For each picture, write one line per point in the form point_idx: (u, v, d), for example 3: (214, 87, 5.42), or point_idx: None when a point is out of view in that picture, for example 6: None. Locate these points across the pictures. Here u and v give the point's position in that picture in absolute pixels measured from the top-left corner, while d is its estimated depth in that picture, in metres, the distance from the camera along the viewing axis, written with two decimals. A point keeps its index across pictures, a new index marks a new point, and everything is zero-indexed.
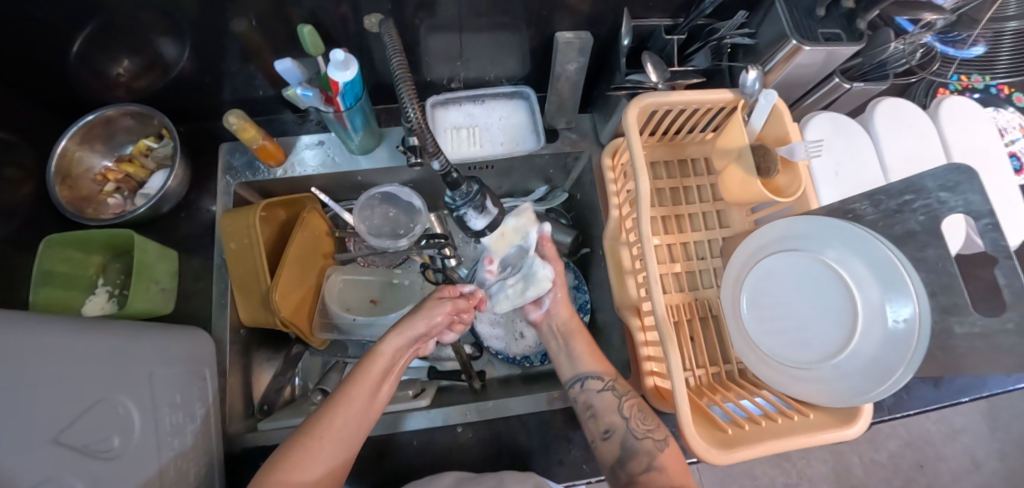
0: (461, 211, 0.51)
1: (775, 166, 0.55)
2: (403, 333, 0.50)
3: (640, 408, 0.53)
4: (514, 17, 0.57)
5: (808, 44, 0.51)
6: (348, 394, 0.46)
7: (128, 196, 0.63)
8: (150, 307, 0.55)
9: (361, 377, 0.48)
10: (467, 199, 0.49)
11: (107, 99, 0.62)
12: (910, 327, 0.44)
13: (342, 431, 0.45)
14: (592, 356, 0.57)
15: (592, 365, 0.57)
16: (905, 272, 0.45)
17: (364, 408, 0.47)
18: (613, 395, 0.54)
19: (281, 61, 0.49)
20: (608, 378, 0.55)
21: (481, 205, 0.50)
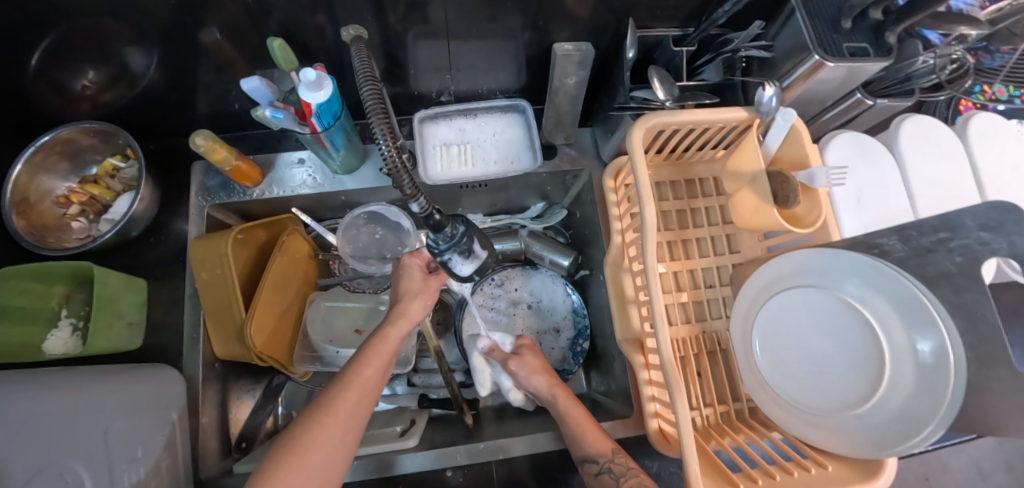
0: (446, 255, 0.37)
1: (794, 195, 0.49)
2: (406, 314, 0.51)
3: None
4: (509, 26, 0.52)
5: (831, 59, 0.47)
6: (360, 372, 0.45)
7: (94, 220, 0.59)
8: (116, 345, 0.51)
9: (373, 357, 0.47)
10: (450, 244, 0.36)
11: (68, 116, 0.57)
12: (944, 373, 0.39)
13: (355, 410, 0.43)
14: (586, 435, 0.48)
15: (591, 444, 0.47)
16: (938, 318, 0.40)
17: (374, 384, 0.46)
18: (612, 478, 0.44)
19: (249, 80, 0.44)
20: (603, 458, 0.46)
21: (469, 247, 0.37)
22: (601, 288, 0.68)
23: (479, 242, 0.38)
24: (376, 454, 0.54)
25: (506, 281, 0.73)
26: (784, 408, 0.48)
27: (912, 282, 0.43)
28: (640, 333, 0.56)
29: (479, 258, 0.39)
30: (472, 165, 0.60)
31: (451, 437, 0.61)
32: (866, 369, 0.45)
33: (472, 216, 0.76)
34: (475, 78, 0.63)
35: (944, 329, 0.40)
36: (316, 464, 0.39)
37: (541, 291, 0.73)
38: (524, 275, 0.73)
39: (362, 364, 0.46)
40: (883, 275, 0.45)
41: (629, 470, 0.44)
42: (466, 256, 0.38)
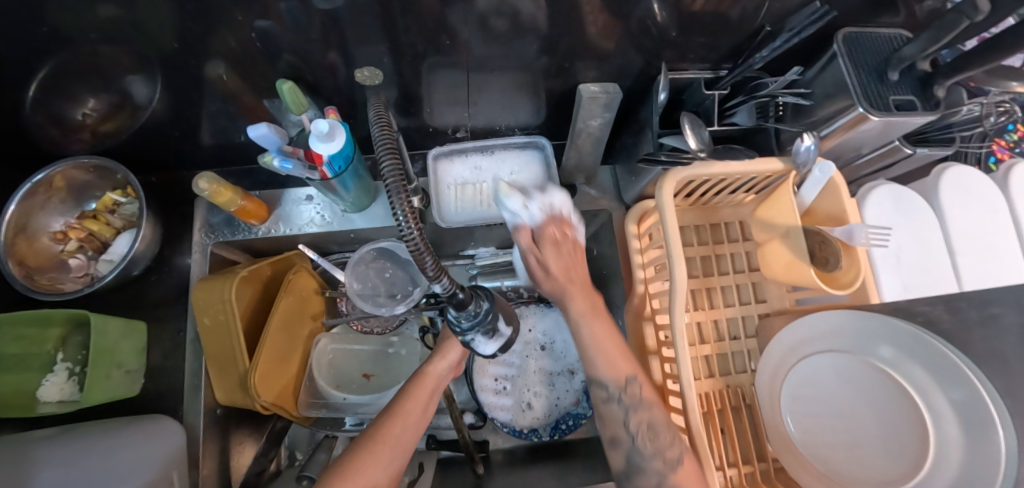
0: (468, 335, 0.35)
1: (834, 259, 0.48)
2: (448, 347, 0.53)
3: (653, 424, 0.40)
4: (531, 62, 0.50)
5: (876, 113, 0.44)
6: (405, 405, 0.47)
7: (92, 257, 0.56)
8: (114, 395, 0.49)
9: (416, 391, 0.49)
10: (475, 323, 0.33)
11: (68, 150, 0.55)
12: (988, 440, 0.34)
13: (401, 438, 0.45)
14: (604, 345, 0.40)
15: (610, 369, 0.40)
16: (975, 382, 0.36)
17: (418, 416, 0.47)
18: (621, 407, 0.40)
19: (256, 127, 0.42)
20: (615, 386, 0.40)
21: (493, 325, 0.35)
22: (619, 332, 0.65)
23: (502, 320, 0.36)
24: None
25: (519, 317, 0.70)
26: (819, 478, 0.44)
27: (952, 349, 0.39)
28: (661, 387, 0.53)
29: (504, 338, 0.36)
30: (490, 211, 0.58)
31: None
32: (907, 442, 0.40)
33: (484, 248, 0.73)
34: (493, 113, 0.60)
35: (985, 398, 0.35)
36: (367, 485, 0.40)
37: (554, 330, 0.70)
38: (537, 312, 0.71)
39: (408, 397, 0.48)
40: (915, 338, 0.41)
41: (641, 401, 0.40)
42: (489, 336, 0.35)
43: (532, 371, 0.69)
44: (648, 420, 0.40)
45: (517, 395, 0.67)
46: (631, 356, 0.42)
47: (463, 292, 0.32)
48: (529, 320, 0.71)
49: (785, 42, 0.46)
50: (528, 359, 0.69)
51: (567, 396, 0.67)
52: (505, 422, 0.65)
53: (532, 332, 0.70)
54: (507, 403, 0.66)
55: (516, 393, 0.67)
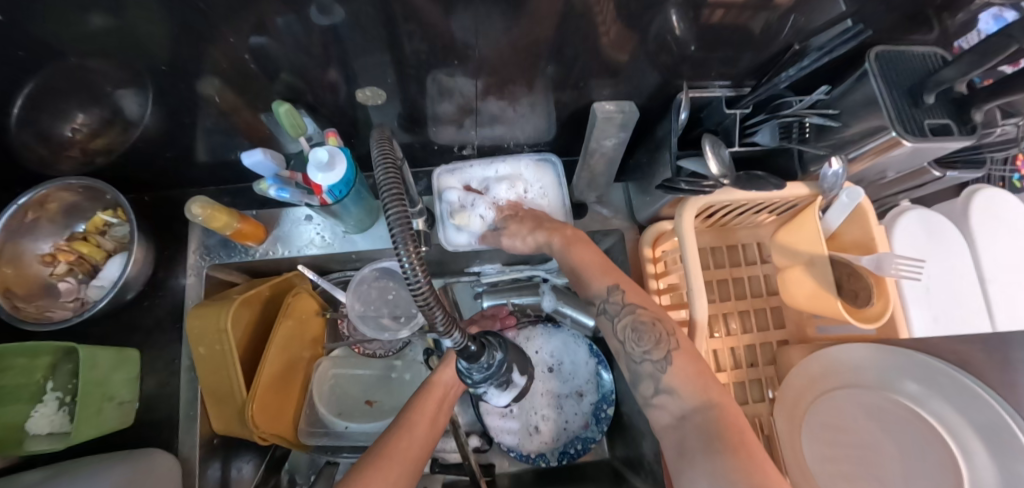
0: (480, 387, 0.32)
1: (866, 295, 0.45)
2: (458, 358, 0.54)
3: (636, 326, 0.38)
4: (541, 78, 0.47)
5: (909, 138, 0.41)
6: (413, 420, 0.47)
7: (83, 279, 0.54)
8: (104, 430, 0.46)
9: (423, 405, 0.49)
10: (488, 375, 0.31)
11: (56, 170, 0.53)
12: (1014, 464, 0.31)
13: (406, 452, 0.44)
14: (594, 270, 0.43)
15: (599, 281, 0.42)
16: (996, 404, 0.33)
17: (425, 431, 0.47)
18: (608, 319, 0.40)
19: (250, 153, 0.39)
20: (601, 297, 0.41)
21: (507, 376, 0.33)
22: None
23: (516, 370, 0.34)
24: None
25: (526, 338, 0.68)
26: None
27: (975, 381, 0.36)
28: None
29: (518, 387, 0.34)
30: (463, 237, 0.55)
31: None
32: (936, 479, 0.36)
33: (489, 266, 0.69)
34: (501, 129, 0.57)
35: (1004, 414, 0.32)
36: None
37: (562, 352, 0.68)
38: (543, 333, 0.69)
39: (415, 412, 0.48)
40: (940, 370, 0.39)
41: (626, 306, 0.39)
42: (502, 388, 0.33)
43: (540, 394, 0.66)
44: (638, 307, 0.39)
45: (524, 420, 0.65)
46: (612, 270, 0.42)
47: (474, 343, 0.30)
48: (536, 342, 0.68)
49: (815, 61, 0.43)
50: (535, 382, 0.67)
51: (575, 420, 0.65)
52: (511, 446, 0.64)
53: (539, 354, 0.67)
54: (514, 428, 0.64)
55: (523, 417, 0.65)
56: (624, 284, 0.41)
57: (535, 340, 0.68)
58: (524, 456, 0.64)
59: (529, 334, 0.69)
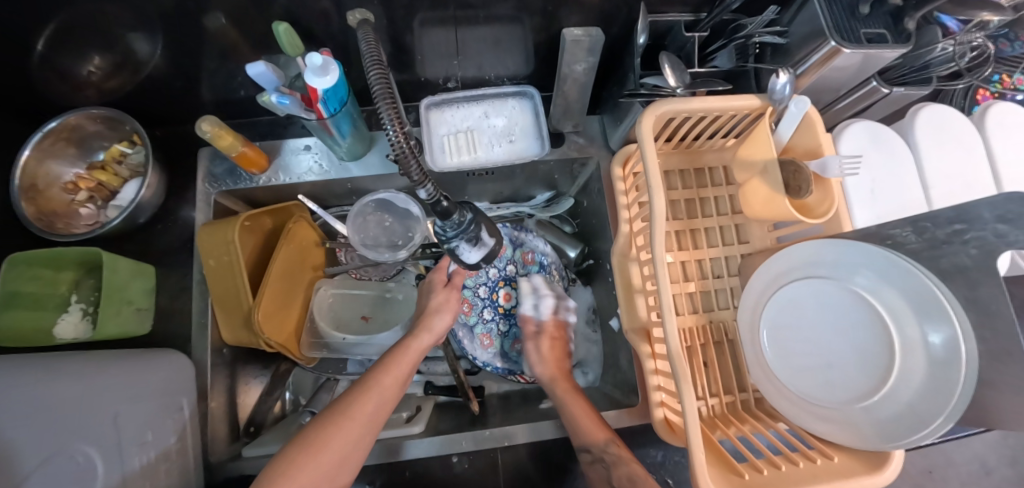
0: (454, 243, 0.39)
1: (806, 186, 0.49)
2: (430, 328, 0.55)
3: (632, 477, 0.44)
4: (517, 12, 0.51)
5: (847, 45, 0.46)
6: (380, 375, 0.48)
7: (102, 205, 0.60)
8: (124, 330, 0.51)
9: (395, 365, 0.50)
10: (460, 230, 0.38)
11: (76, 103, 0.58)
12: (955, 361, 0.38)
13: (374, 414, 0.46)
14: (585, 421, 0.50)
15: (591, 435, 0.48)
16: (940, 291, 0.40)
17: (394, 394, 0.48)
18: (603, 469, 0.46)
19: (254, 65, 0.44)
20: (597, 448, 0.47)
21: (477, 235, 0.39)
22: (608, 278, 0.67)
23: (486, 231, 0.40)
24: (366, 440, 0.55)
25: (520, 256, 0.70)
26: (795, 405, 0.47)
27: (925, 274, 0.41)
28: (647, 322, 0.55)
29: (487, 247, 0.41)
30: (466, 150, 0.58)
31: (458, 425, 0.61)
32: (875, 359, 0.44)
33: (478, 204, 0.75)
34: (483, 63, 0.61)
35: (943, 297, 0.39)
36: (330, 462, 0.41)
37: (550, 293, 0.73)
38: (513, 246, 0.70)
39: (383, 372, 0.49)
40: (896, 267, 0.43)
41: (622, 458, 0.46)
42: (474, 244, 0.39)
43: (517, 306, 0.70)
44: (620, 450, 0.47)
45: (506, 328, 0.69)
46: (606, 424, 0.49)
47: (447, 201, 0.36)
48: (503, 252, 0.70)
49: None
50: (511, 291, 0.70)
51: (584, 347, 0.71)
52: (500, 352, 0.68)
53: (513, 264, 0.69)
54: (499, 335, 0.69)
55: (506, 326, 0.69)
56: (618, 440, 0.48)
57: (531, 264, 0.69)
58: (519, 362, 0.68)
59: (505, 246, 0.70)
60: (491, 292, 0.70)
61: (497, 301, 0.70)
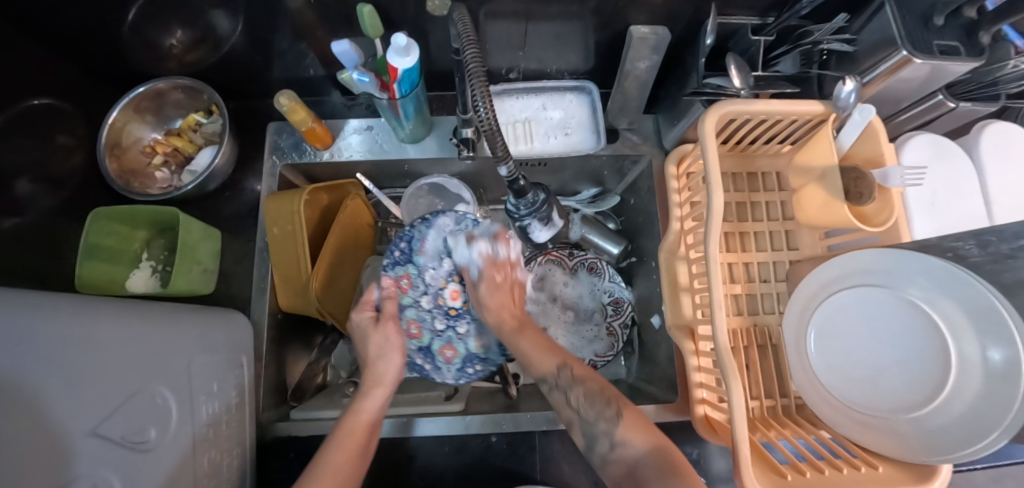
0: (525, 220, 0.46)
1: (869, 193, 0.48)
2: (381, 381, 0.51)
3: (590, 394, 0.46)
4: (584, 8, 0.52)
5: (920, 56, 0.45)
6: (331, 451, 0.42)
7: (175, 171, 0.64)
8: (192, 287, 0.55)
9: (350, 438, 0.44)
10: (533, 209, 0.44)
11: (159, 71, 0.62)
12: (1012, 387, 0.35)
13: None
14: (539, 353, 0.52)
15: (541, 363, 0.51)
16: (998, 300, 0.37)
17: (351, 473, 0.41)
18: (562, 393, 0.48)
19: (338, 43, 0.46)
20: (552, 375, 0.49)
21: (547, 214, 0.46)
22: (651, 275, 0.67)
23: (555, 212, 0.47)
24: (408, 413, 0.58)
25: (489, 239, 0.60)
26: (838, 410, 0.45)
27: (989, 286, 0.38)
28: (691, 321, 0.55)
29: (555, 226, 0.48)
30: (523, 139, 0.59)
31: (493, 408, 0.62)
32: (927, 371, 0.41)
33: None
34: (544, 56, 0.63)
35: (1003, 309, 0.36)
36: None
37: (587, 295, 0.73)
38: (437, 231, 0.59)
39: (335, 448, 0.43)
40: (956, 279, 0.40)
41: (575, 380, 0.48)
42: (544, 223, 0.47)
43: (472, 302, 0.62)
44: (585, 378, 0.48)
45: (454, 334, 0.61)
46: (556, 350, 0.52)
47: (524, 181, 0.41)
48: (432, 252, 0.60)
49: None
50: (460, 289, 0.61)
51: (616, 337, 0.71)
52: (463, 366, 0.61)
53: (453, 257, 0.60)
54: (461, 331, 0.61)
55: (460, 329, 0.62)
56: (573, 363, 0.50)
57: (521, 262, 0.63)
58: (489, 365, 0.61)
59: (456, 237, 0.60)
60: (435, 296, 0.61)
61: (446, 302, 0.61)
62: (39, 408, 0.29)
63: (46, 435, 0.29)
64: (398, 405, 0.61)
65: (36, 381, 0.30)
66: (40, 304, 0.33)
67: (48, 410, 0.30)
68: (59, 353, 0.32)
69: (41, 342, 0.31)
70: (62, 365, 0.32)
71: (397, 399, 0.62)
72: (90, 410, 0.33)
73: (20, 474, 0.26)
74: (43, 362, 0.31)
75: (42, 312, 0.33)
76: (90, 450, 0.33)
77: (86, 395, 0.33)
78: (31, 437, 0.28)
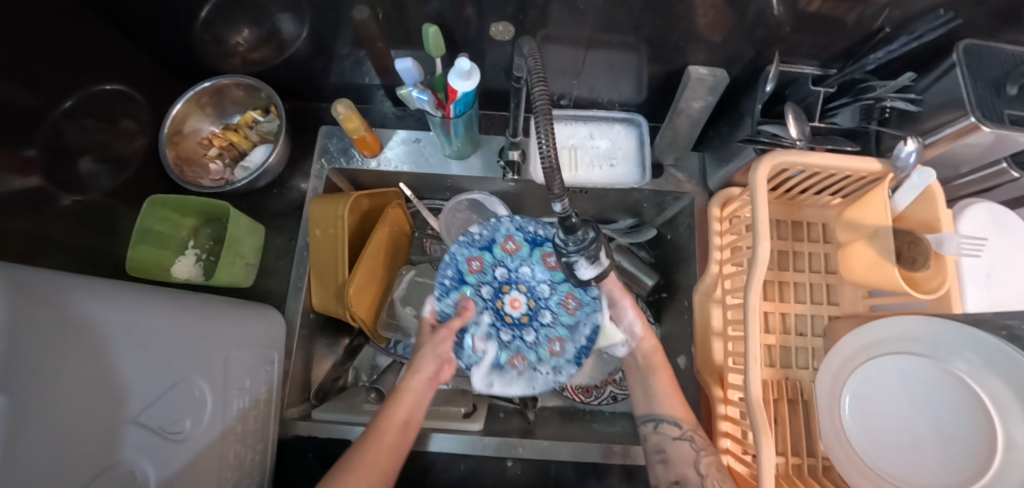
0: (572, 258, 0.45)
1: (923, 261, 0.47)
2: (435, 374, 0.55)
3: (719, 467, 0.46)
4: (644, 41, 0.53)
5: (988, 124, 0.44)
6: (381, 428, 0.47)
7: (227, 165, 0.67)
8: (234, 280, 0.57)
9: (397, 411, 0.49)
10: (581, 247, 0.43)
11: (222, 67, 0.64)
12: None
13: (385, 463, 0.45)
14: (671, 398, 0.53)
15: (669, 409, 0.52)
16: None
17: (396, 444, 0.47)
18: (689, 446, 0.48)
19: (403, 62, 0.46)
20: (685, 427, 0.50)
21: (595, 254, 0.44)
22: (682, 314, 0.66)
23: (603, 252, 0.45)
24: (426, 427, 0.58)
25: (497, 243, 0.66)
26: (869, 480, 0.42)
27: None
28: (722, 367, 0.54)
29: (602, 266, 0.46)
30: (568, 167, 0.59)
31: (509, 430, 0.62)
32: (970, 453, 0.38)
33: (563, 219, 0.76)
34: (596, 85, 0.63)
35: None
36: None
37: None
38: (489, 250, 0.66)
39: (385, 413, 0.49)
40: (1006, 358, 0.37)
41: (704, 447, 0.48)
42: (591, 262, 0.45)
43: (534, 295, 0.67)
44: (694, 432, 0.50)
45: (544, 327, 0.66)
46: (690, 409, 0.52)
47: (575, 218, 0.41)
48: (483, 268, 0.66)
49: (903, 45, 0.48)
50: (519, 296, 0.67)
51: None
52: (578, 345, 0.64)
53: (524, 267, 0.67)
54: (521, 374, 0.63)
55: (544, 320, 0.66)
56: (692, 422, 0.50)
57: (552, 270, 0.66)
58: (596, 328, 0.63)
59: (507, 242, 0.67)
60: (495, 297, 0.67)
61: (506, 309, 0.67)
62: (95, 392, 0.31)
63: (94, 425, 0.31)
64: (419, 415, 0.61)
65: (92, 367, 0.31)
66: (102, 289, 0.35)
67: (100, 395, 0.31)
68: (111, 339, 0.33)
69: (101, 326, 0.32)
70: (116, 350, 0.33)
71: None
72: (132, 398, 0.34)
73: (63, 460, 0.27)
74: (98, 345, 0.32)
75: (104, 297, 0.34)
76: (129, 436, 0.34)
77: (133, 383, 0.35)
78: (82, 420, 0.30)
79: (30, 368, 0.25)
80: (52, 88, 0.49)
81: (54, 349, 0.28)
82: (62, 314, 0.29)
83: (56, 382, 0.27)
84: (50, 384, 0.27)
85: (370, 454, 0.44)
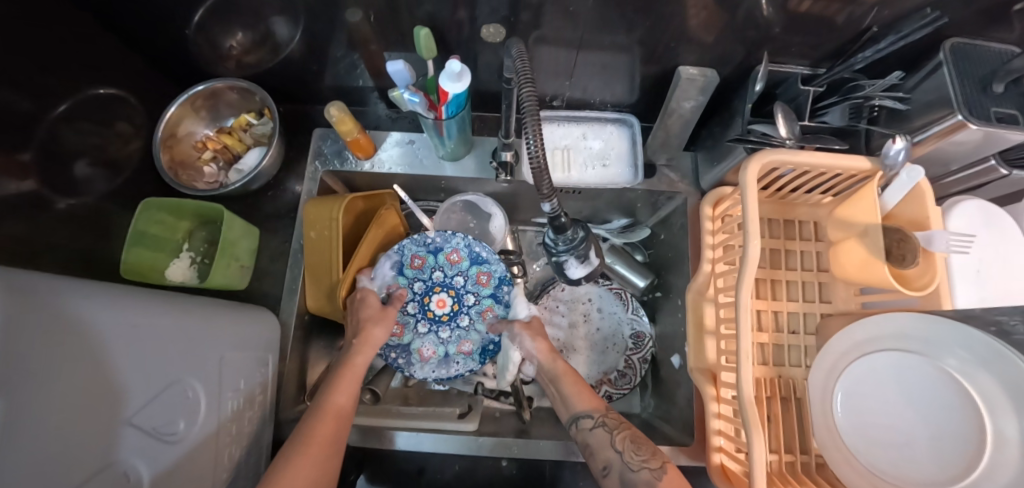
0: (562, 257, 0.46)
1: (912, 257, 0.47)
2: (369, 342, 0.56)
3: (634, 439, 0.47)
4: (636, 42, 0.53)
5: (975, 121, 0.44)
6: (325, 402, 0.48)
7: (221, 168, 0.67)
8: (229, 282, 0.57)
9: (341, 385, 0.51)
10: (571, 246, 0.45)
11: (217, 70, 0.64)
12: None
13: (335, 435, 0.46)
14: (579, 394, 0.54)
15: (580, 403, 0.53)
16: None
17: (343, 413, 0.48)
18: (604, 432, 0.49)
19: (393, 63, 0.46)
20: (597, 413, 0.51)
21: (585, 253, 0.46)
22: (676, 313, 0.67)
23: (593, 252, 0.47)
24: (420, 428, 0.58)
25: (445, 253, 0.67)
26: (861, 476, 0.42)
27: None
28: (714, 365, 0.54)
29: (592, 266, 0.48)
30: (561, 167, 0.60)
31: (504, 430, 0.62)
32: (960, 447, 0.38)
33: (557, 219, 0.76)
34: (589, 86, 0.64)
35: None
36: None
37: (609, 325, 0.74)
38: (434, 254, 0.67)
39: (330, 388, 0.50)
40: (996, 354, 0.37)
41: (618, 423, 0.50)
42: (580, 260, 0.47)
43: (461, 300, 0.68)
44: (606, 416, 0.51)
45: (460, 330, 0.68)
46: (597, 397, 0.53)
47: (565, 218, 0.42)
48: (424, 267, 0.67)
49: (891, 44, 0.48)
50: (446, 298, 0.68)
51: (636, 369, 0.71)
52: (482, 347, 0.67)
53: (461, 276, 0.68)
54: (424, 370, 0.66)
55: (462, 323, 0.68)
56: (593, 408, 0.52)
57: (485, 285, 0.68)
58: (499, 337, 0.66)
59: (453, 252, 0.68)
60: (422, 298, 0.68)
61: (429, 305, 0.68)
62: (89, 393, 0.31)
63: (88, 425, 0.31)
64: (413, 416, 0.61)
65: (87, 369, 0.31)
66: (96, 291, 0.35)
67: (94, 396, 0.32)
68: (105, 341, 0.33)
69: (95, 328, 0.33)
70: (110, 352, 0.34)
71: (412, 410, 0.62)
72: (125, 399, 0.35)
73: (56, 461, 0.28)
74: (92, 346, 0.32)
75: (97, 299, 0.34)
76: (123, 438, 0.34)
77: (126, 385, 0.35)
78: (76, 422, 0.30)
79: (23, 369, 0.26)
80: (48, 91, 0.49)
81: (49, 349, 0.28)
82: (56, 316, 0.30)
83: (52, 382, 0.28)
84: (42, 385, 0.27)
85: (319, 427, 0.46)
